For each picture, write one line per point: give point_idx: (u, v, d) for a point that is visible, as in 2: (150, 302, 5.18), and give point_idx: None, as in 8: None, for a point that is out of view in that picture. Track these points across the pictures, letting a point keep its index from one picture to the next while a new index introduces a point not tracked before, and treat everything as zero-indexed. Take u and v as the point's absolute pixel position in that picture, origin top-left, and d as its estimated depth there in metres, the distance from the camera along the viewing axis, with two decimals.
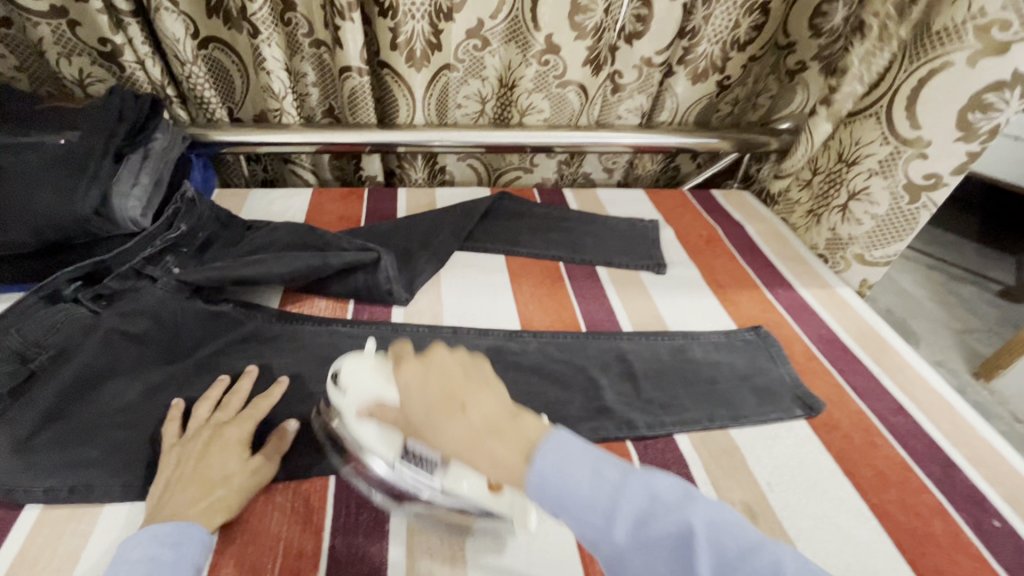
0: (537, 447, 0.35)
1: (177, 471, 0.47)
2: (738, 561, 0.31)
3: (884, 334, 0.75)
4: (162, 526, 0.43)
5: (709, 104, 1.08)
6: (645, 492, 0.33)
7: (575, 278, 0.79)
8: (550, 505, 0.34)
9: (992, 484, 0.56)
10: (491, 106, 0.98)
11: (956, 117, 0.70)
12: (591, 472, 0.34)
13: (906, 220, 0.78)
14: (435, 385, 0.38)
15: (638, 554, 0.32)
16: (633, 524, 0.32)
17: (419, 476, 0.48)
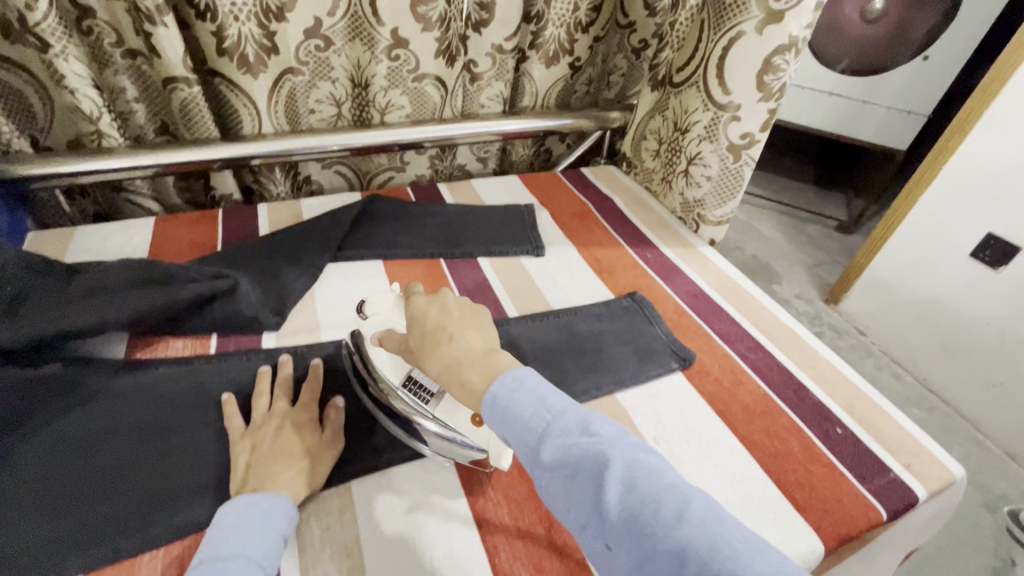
0: (498, 377, 0.44)
1: (255, 450, 0.51)
2: (646, 495, 0.35)
3: (740, 282, 0.83)
4: (260, 495, 0.46)
5: (565, 85, 1.12)
6: (579, 427, 0.40)
7: (458, 272, 0.78)
8: (497, 421, 0.42)
9: (833, 396, 0.65)
10: (348, 107, 0.94)
11: (755, 80, 0.77)
12: (535, 401, 0.41)
13: (733, 177, 0.86)
14: (429, 320, 0.51)
15: (556, 475, 0.38)
16: (559, 449, 0.39)
17: (416, 403, 0.55)
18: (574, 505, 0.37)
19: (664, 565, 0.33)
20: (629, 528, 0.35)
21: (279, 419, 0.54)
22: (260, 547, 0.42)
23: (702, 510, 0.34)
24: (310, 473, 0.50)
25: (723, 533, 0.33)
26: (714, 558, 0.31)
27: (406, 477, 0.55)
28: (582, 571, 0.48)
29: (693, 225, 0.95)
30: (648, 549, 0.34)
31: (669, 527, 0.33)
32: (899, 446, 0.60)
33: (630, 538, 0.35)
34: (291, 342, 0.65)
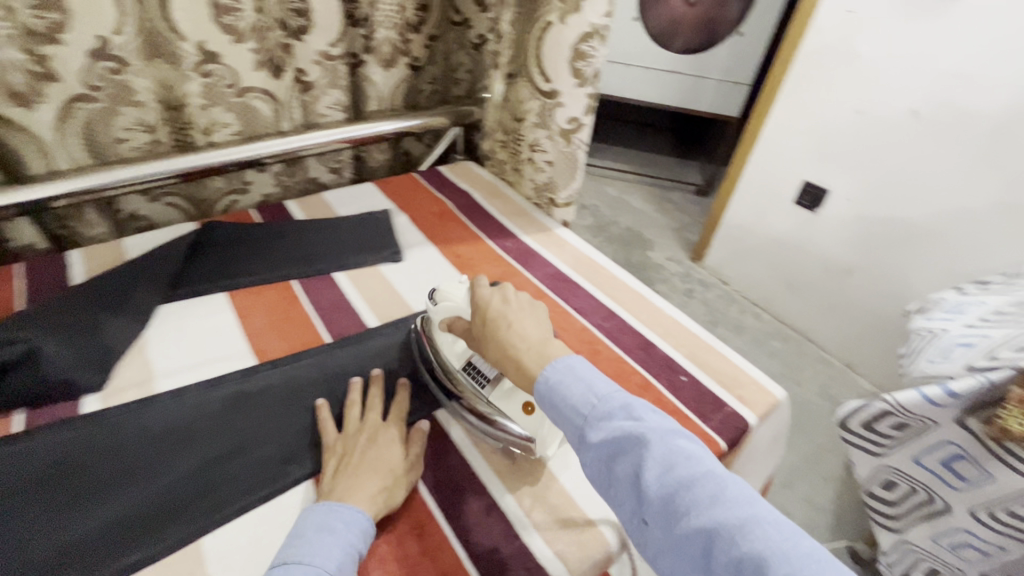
0: (552, 365, 0.50)
1: (343, 459, 0.55)
2: (682, 476, 0.40)
3: (594, 257, 0.88)
4: (343, 505, 0.49)
5: (410, 86, 1.10)
6: (624, 413, 0.44)
7: (312, 291, 0.75)
8: (552, 406, 0.48)
9: (677, 347, 0.72)
10: (165, 132, 0.84)
11: (570, 68, 0.82)
12: (587, 388, 0.47)
13: (570, 160, 0.92)
14: (489, 306, 0.57)
15: (597, 454, 0.44)
16: (603, 431, 0.44)
17: (474, 383, 0.60)
18: (615, 483, 0.42)
19: (696, 542, 0.37)
20: (666, 508, 0.39)
21: (372, 431, 0.57)
22: (320, 552, 0.44)
23: (735, 495, 0.38)
24: (388, 493, 0.52)
25: (752, 516, 0.37)
26: (741, 537, 0.36)
27: (268, 513, 0.53)
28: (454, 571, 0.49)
29: (546, 209, 0.99)
30: (682, 528, 0.38)
31: (703, 508, 0.38)
32: (732, 381, 0.68)
33: (666, 517, 0.39)
34: (120, 400, 0.58)
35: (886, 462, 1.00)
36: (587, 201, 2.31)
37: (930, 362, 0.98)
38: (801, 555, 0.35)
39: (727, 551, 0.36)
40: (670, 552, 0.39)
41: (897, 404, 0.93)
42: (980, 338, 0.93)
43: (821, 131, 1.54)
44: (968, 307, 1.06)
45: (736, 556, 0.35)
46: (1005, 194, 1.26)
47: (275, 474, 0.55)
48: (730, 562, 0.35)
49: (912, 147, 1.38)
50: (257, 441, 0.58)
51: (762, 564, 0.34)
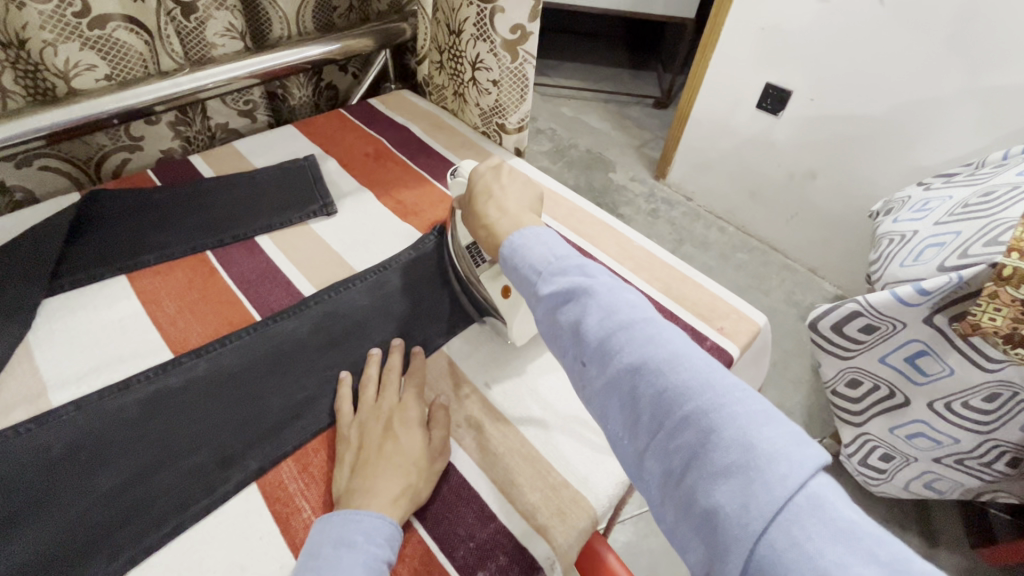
0: (516, 230, 0.44)
1: (359, 454, 0.46)
2: (622, 320, 0.35)
3: (553, 188, 0.79)
4: (362, 511, 0.41)
5: (319, 3, 0.92)
6: (578, 269, 0.39)
7: (233, 263, 0.64)
8: (509, 266, 0.42)
9: (652, 282, 0.66)
10: (9, 78, 0.69)
11: None
12: (544, 247, 0.41)
13: (518, 78, 0.79)
14: (480, 180, 0.53)
15: (543, 305, 0.39)
16: (551, 281, 0.39)
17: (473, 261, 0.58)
18: (556, 332, 0.38)
19: (624, 380, 0.33)
20: (605, 352, 0.35)
21: (388, 416, 0.48)
22: (340, 574, 0.36)
23: (676, 337, 0.34)
24: (412, 487, 0.43)
25: (691, 355, 0.33)
26: (673, 374, 0.32)
27: (210, 531, 0.43)
28: (428, 569, 0.41)
29: (496, 137, 0.88)
30: (616, 368, 0.34)
31: (641, 346, 0.34)
32: (712, 313, 0.63)
33: (602, 359, 0.34)
34: (7, 419, 0.48)
35: (852, 364, 1.01)
36: (542, 125, 2.16)
37: (902, 265, 0.98)
38: (734, 388, 0.31)
39: (656, 389, 0.32)
40: (602, 395, 0.34)
41: (868, 304, 0.92)
42: (950, 235, 0.91)
43: (784, 27, 1.43)
44: (935, 203, 1.04)
45: (664, 391, 0.32)
46: (972, 79, 1.21)
47: (212, 481, 0.45)
48: (656, 399, 0.32)
49: (879, 36, 1.29)
50: (179, 446, 0.47)
51: (684, 395, 0.31)
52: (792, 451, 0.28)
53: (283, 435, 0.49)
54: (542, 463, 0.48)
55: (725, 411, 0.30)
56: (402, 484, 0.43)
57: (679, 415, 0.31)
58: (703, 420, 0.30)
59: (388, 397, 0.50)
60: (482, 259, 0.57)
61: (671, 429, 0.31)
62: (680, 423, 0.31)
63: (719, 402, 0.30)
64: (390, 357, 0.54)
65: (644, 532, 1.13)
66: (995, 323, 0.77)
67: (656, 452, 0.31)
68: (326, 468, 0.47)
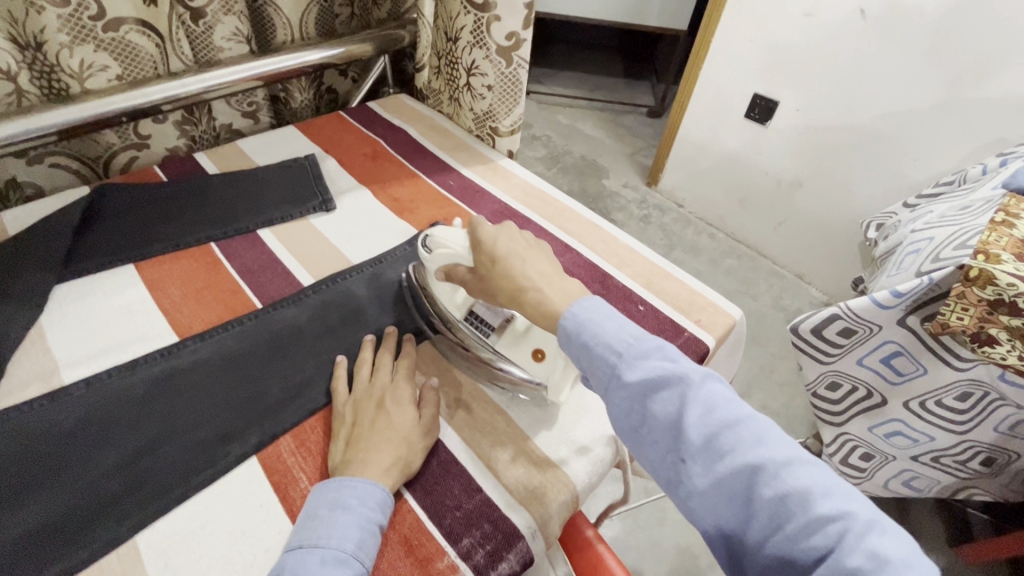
0: (578, 299, 0.46)
1: (353, 430, 0.48)
2: (726, 418, 0.38)
3: (542, 188, 0.83)
4: (356, 479, 0.44)
5: (322, 10, 0.96)
6: (662, 356, 0.42)
7: (235, 254, 0.67)
8: (581, 346, 0.44)
9: (634, 277, 0.69)
10: (25, 78, 0.72)
11: None
12: (621, 328, 0.43)
13: (512, 83, 0.83)
14: (494, 246, 0.51)
15: (635, 396, 0.41)
16: (640, 370, 0.41)
17: (479, 334, 0.56)
18: (651, 423, 0.40)
19: (737, 478, 0.36)
20: (710, 449, 0.37)
21: (381, 395, 0.51)
22: (338, 535, 0.40)
23: (775, 434, 0.37)
24: (403, 459, 0.46)
25: (794, 455, 0.36)
26: (785, 473, 0.35)
27: (213, 499, 0.46)
28: (418, 534, 0.44)
29: (490, 140, 0.92)
30: (724, 467, 0.36)
31: (747, 446, 0.36)
32: (691, 306, 0.66)
33: (710, 457, 0.37)
34: (20, 395, 0.51)
35: (833, 368, 1.03)
36: (537, 132, 2.21)
37: (888, 277, 1.00)
38: (844, 491, 0.34)
39: (770, 488, 0.35)
40: (710, 492, 0.36)
41: (850, 311, 0.95)
42: (926, 241, 0.96)
43: (771, 40, 1.49)
44: (920, 219, 1.08)
45: (779, 491, 0.34)
46: (948, 92, 1.26)
47: (216, 454, 0.48)
48: (770, 498, 0.34)
49: (860, 50, 1.34)
50: (186, 421, 0.50)
51: (803, 498, 0.34)
52: (914, 558, 0.31)
53: (282, 414, 0.51)
54: (526, 442, 0.51)
55: (844, 515, 0.33)
56: (394, 455, 0.46)
57: (797, 515, 0.33)
58: (827, 524, 0.32)
59: (382, 378, 0.53)
60: (489, 328, 0.56)
61: (792, 531, 0.33)
62: (801, 526, 0.33)
63: (840, 507, 0.33)
64: (385, 341, 0.57)
65: (630, 527, 1.15)
66: (963, 323, 0.80)
67: (774, 549, 0.34)
68: (322, 442, 0.50)
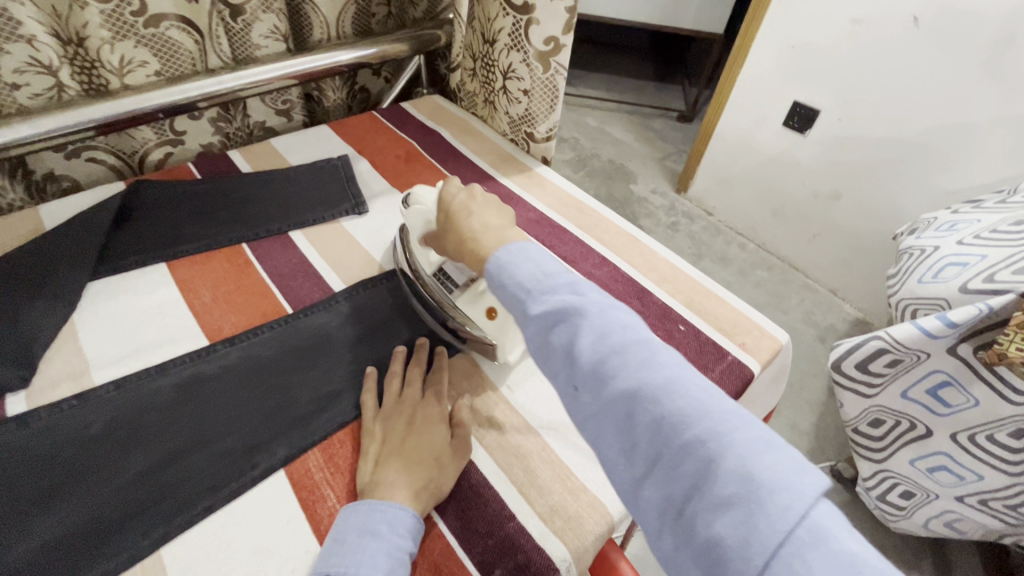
0: (504, 248, 0.42)
1: (383, 449, 0.47)
2: (619, 345, 0.34)
3: (579, 198, 0.80)
4: (387, 502, 0.42)
5: (359, 9, 0.95)
6: (568, 287, 0.38)
7: (267, 256, 0.66)
8: (496, 284, 0.41)
9: (675, 294, 0.66)
10: (67, 75, 0.72)
11: None
12: (532, 265, 0.39)
13: (549, 89, 0.81)
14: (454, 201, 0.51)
15: (533, 328, 0.37)
16: (543, 302, 0.37)
17: (443, 288, 0.58)
18: (550, 356, 0.36)
19: (621, 407, 0.32)
20: (600, 377, 0.33)
21: (411, 411, 0.50)
22: (366, 563, 0.38)
23: (670, 361, 0.34)
24: (435, 481, 0.45)
25: (687, 380, 0.32)
26: (669, 400, 0.31)
27: (239, 514, 0.44)
28: (448, 560, 0.42)
29: (524, 145, 0.90)
30: (609, 394, 0.33)
31: (635, 371, 0.33)
32: (734, 328, 0.63)
33: (598, 384, 0.33)
34: (51, 396, 0.50)
35: (876, 402, 1.00)
36: (565, 134, 2.18)
37: (921, 282, 0.98)
38: (726, 414, 0.31)
39: (653, 416, 0.31)
40: (598, 422, 0.34)
41: (894, 340, 0.92)
42: (975, 257, 0.90)
43: (814, 46, 1.43)
44: (963, 223, 1.02)
45: (663, 418, 0.31)
46: (1005, 106, 1.19)
47: (242, 466, 0.47)
48: (653, 425, 0.31)
49: (910, 59, 1.28)
50: (212, 430, 0.49)
51: (682, 422, 0.31)
52: (788, 479, 0.28)
53: (310, 425, 0.50)
54: (561, 467, 0.49)
55: (724, 441, 0.30)
56: (424, 476, 0.45)
57: (679, 443, 0.30)
58: (698, 447, 0.30)
59: (412, 394, 0.51)
60: (452, 284, 0.57)
61: (669, 456, 0.31)
62: (678, 450, 0.30)
63: (716, 432, 0.30)
64: (417, 354, 0.55)
65: None
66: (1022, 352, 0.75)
67: (655, 481, 0.31)
68: (350, 457, 0.49)
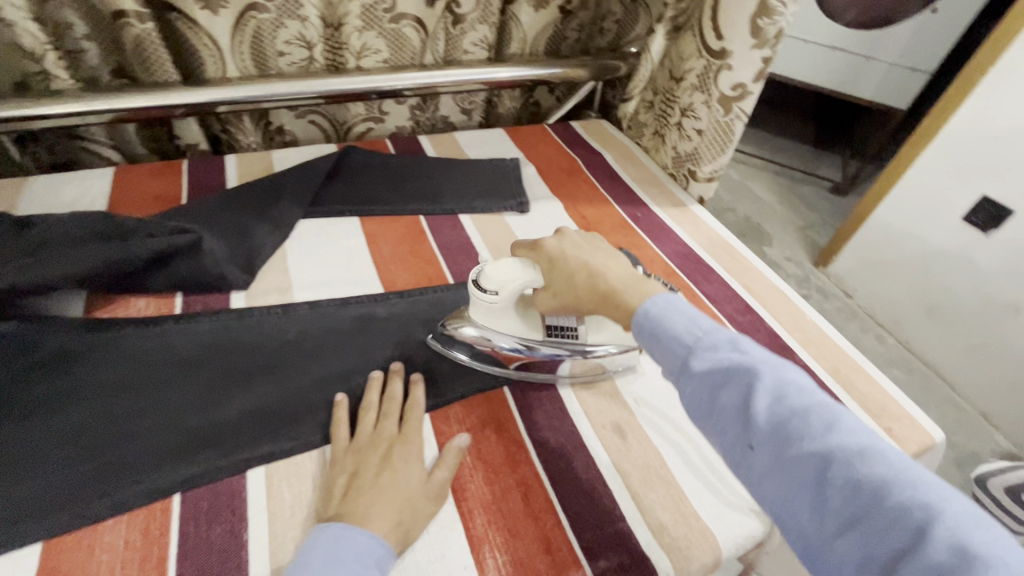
0: (650, 297, 0.44)
1: (353, 480, 0.44)
2: (798, 408, 0.35)
3: (730, 242, 0.81)
4: (355, 534, 0.39)
5: (556, 31, 1.03)
6: (729, 343, 0.39)
7: (438, 230, 0.75)
8: (643, 332, 0.42)
9: (819, 359, 0.64)
10: (320, 51, 0.88)
11: (748, 26, 0.71)
12: (688, 318, 0.41)
13: (725, 132, 0.82)
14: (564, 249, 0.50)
15: (698, 385, 0.38)
16: (709, 358, 0.38)
17: (566, 343, 0.55)
18: (715, 412, 0.37)
19: (810, 466, 0.32)
20: (780, 438, 0.34)
21: (387, 446, 0.46)
22: None
23: (855, 426, 0.34)
24: (403, 526, 0.42)
25: (874, 444, 0.32)
26: (866, 466, 0.31)
27: None
28: (557, 536, 0.45)
29: (683, 181, 0.92)
30: (795, 455, 0.33)
31: (821, 436, 0.33)
32: (881, 410, 0.59)
33: (781, 444, 0.34)
34: (262, 301, 0.61)
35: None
36: None
37: None
38: (932, 486, 0.30)
39: (848, 476, 0.31)
40: (776, 482, 0.34)
41: None
42: None
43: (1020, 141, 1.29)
44: None
45: (858, 480, 0.31)
46: None
47: None
48: (848, 488, 0.31)
49: None
50: (375, 363, 0.56)
51: (884, 490, 0.30)
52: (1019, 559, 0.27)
53: (456, 382, 0.56)
54: (677, 490, 0.49)
55: (935, 510, 0.29)
56: (391, 517, 0.41)
57: (882, 510, 0.30)
58: (911, 518, 0.29)
59: (389, 428, 0.48)
60: (570, 329, 0.56)
61: (874, 524, 0.30)
62: (886, 519, 0.30)
63: (927, 501, 0.29)
64: (390, 384, 0.52)
65: None
66: None
67: (850, 544, 0.30)
68: (486, 418, 0.53)
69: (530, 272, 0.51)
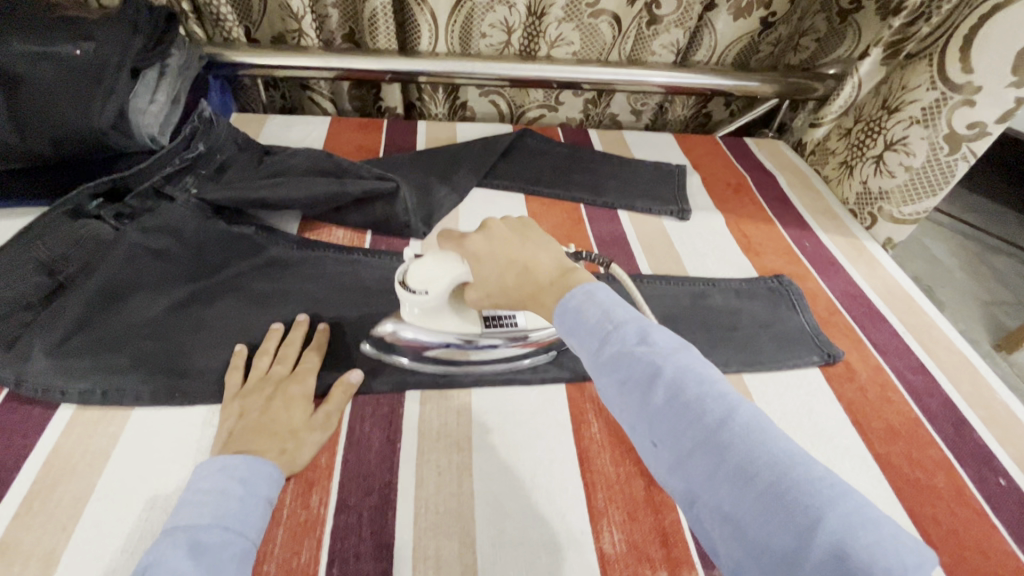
0: (569, 291, 0.39)
1: (239, 423, 0.46)
2: (696, 403, 0.32)
3: (912, 293, 0.72)
4: (234, 459, 0.42)
5: (749, 43, 1.00)
6: (638, 335, 0.35)
7: (596, 221, 0.77)
8: (557, 324, 0.39)
9: (1003, 443, 0.56)
10: (518, 37, 0.94)
11: (1015, 59, 0.64)
12: (601, 309, 0.37)
13: (941, 173, 0.74)
14: (494, 246, 0.46)
15: (607, 383, 0.35)
16: (616, 353, 0.35)
17: (501, 332, 0.56)
18: (622, 407, 0.34)
19: (702, 463, 0.30)
20: (680, 433, 0.31)
21: (275, 385, 0.50)
22: (225, 510, 0.39)
23: (752, 421, 0.31)
24: (288, 456, 0.45)
25: (765, 440, 0.30)
26: (756, 466, 0.29)
27: (528, 398, 0.54)
28: (674, 535, 0.45)
29: (867, 220, 0.84)
30: (691, 450, 0.31)
31: (715, 433, 0.30)
32: None
33: (680, 441, 0.31)
34: None
35: None
36: None
37: None
38: (820, 484, 0.28)
39: (739, 474, 0.29)
40: (676, 478, 0.31)
41: None
42: None
43: None
44: None
45: (747, 478, 0.29)
46: None
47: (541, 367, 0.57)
48: (738, 486, 0.29)
49: None
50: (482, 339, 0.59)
51: (770, 488, 0.28)
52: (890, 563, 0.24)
53: None
54: None
55: (816, 512, 0.27)
56: (275, 447, 0.45)
57: (768, 510, 0.27)
58: (791, 521, 0.27)
59: (277, 371, 0.51)
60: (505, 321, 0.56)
61: (754, 522, 0.28)
62: (765, 520, 0.27)
63: (809, 505, 0.27)
64: (291, 333, 0.54)
65: None
66: None
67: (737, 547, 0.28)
68: None
69: (458, 268, 0.49)
